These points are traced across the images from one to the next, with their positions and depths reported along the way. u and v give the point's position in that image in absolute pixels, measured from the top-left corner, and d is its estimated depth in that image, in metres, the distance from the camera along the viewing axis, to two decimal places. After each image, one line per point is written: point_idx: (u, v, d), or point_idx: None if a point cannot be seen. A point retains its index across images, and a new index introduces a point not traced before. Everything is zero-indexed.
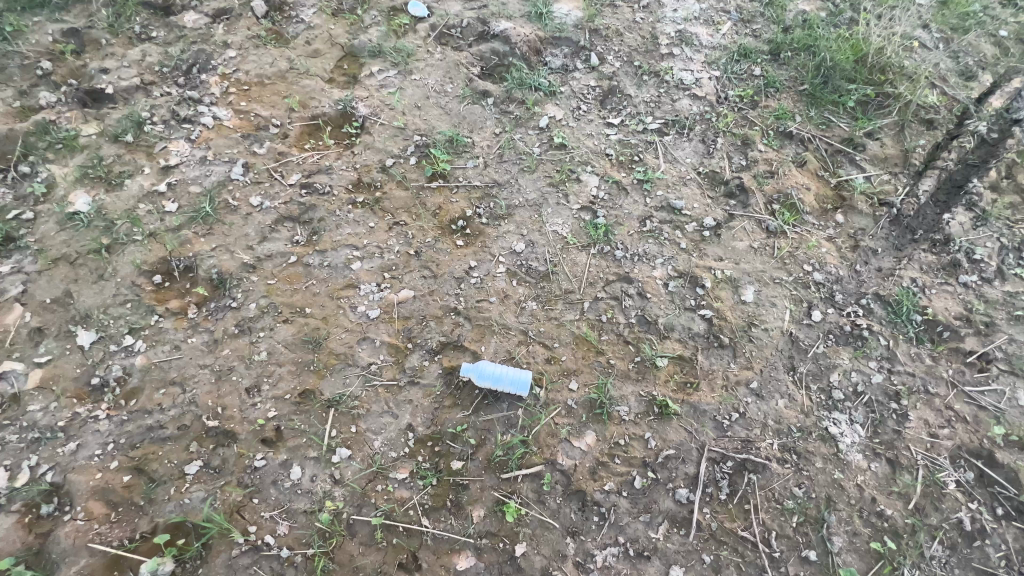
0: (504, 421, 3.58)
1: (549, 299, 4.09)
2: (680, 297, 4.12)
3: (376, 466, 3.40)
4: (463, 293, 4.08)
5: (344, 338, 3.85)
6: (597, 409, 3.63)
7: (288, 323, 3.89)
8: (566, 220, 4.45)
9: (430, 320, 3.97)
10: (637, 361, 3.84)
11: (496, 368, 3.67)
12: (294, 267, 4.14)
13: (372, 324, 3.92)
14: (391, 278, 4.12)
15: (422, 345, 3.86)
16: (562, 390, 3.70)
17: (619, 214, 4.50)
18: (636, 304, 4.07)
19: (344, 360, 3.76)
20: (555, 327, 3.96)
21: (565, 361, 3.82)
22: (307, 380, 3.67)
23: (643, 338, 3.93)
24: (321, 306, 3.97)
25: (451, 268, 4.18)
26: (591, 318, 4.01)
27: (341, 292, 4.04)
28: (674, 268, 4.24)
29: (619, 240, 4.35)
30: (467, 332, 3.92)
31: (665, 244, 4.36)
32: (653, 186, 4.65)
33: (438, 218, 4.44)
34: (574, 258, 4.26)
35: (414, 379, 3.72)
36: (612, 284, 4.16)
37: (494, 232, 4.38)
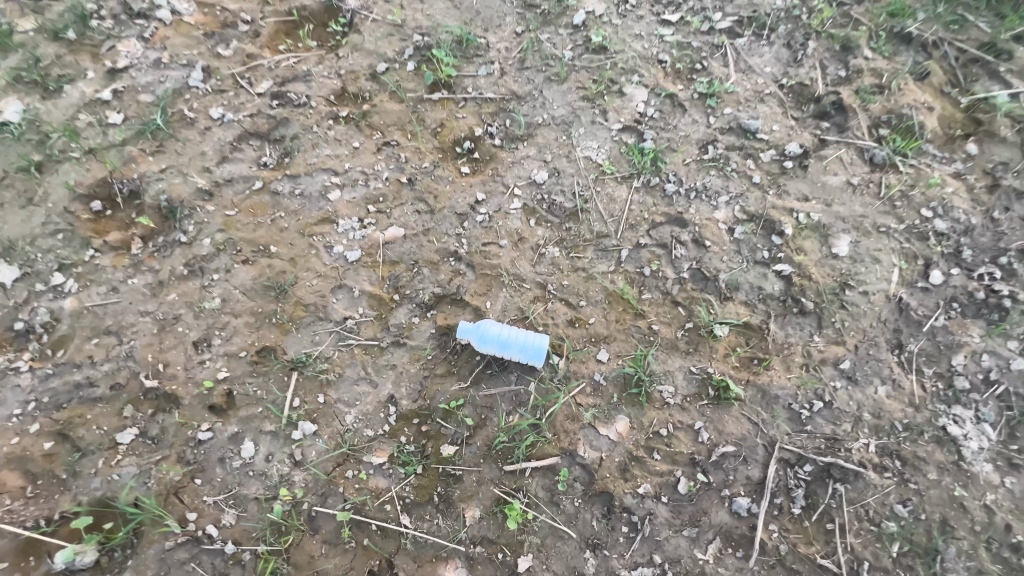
0: (511, 398, 2.79)
1: (576, 245, 3.17)
2: (749, 248, 3.14)
3: (347, 447, 2.70)
4: (466, 234, 3.21)
5: (315, 285, 3.07)
6: (632, 389, 2.79)
7: (249, 264, 3.13)
8: (603, 143, 3.45)
9: (423, 266, 3.13)
10: (689, 327, 2.94)
11: (503, 329, 2.85)
12: (259, 196, 3.33)
13: (351, 269, 3.11)
14: (376, 211, 3.27)
15: (411, 297, 3.05)
16: (588, 361, 2.86)
17: (673, 136, 3.46)
18: (689, 255, 3.11)
19: (314, 313, 3.00)
20: (581, 281, 3.07)
21: (593, 324, 2.95)
22: (267, 336, 2.94)
23: (698, 299, 3.01)
24: (289, 245, 3.18)
25: (453, 202, 3.29)
26: (630, 271, 3.09)
27: (314, 228, 3.22)
28: (743, 210, 3.24)
29: (672, 172, 3.34)
30: (468, 282, 3.08)
31: (732, 178, 3.33)
32: (719, 103, 3.55)
33: (440, 139, 3.50)
34: (611, 194, 3.29)
35: (400, 340, 2.94)
36: (659, 228, 3.19)
37: (510, 159, 3.43)
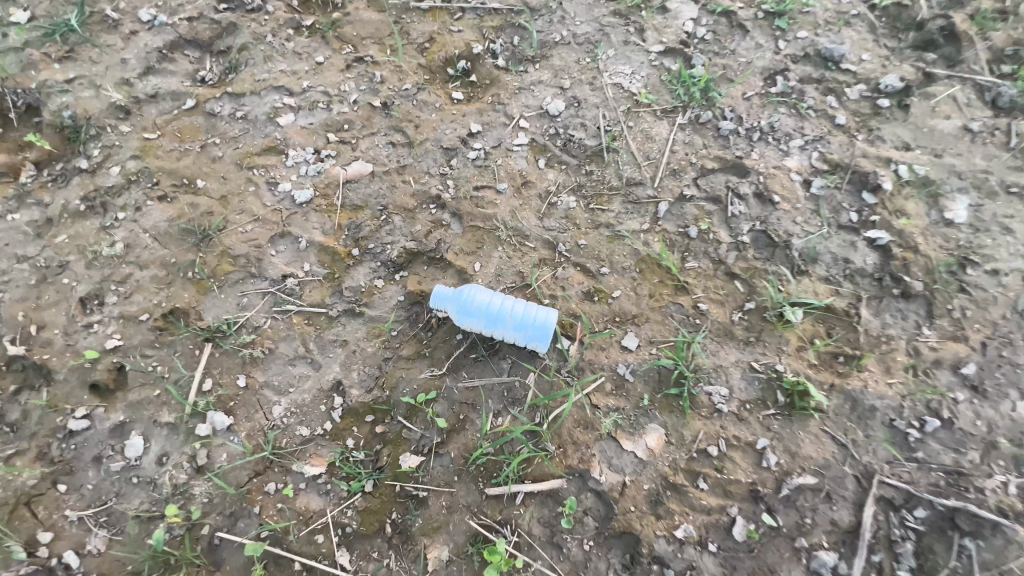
0: (501, 394, 2.03)
1: (599, 194, 2.38)
2: (831, 208, 2.33)
3: (271, 451, 1.95)
4: (453, 174, 2.42)
5: (249, 232, 2.31)
6: (670, 389, 2.01)
7: (166, 202, 2.38)
8: (638, 69, 2.65)
9: (394, 214, 2.36)
10: (749, 308, 2.15)
11: (497, 297, 2.07)
12: (190, 117, 2.58)
13: (298, 213, 2.35)
14: (338, 141, 2.50)
15: (375, 253, 2.28)
16: (610, 348, 2.08)
17: (730, 63, 2.65)
18: (750, 214, 2.31)
19: (245, 268, 2.24)
20: (604, 241, 2.28)
21: (618, 299, 2.17)
22: (179, 295, 2.19)
23: (762, 271, 2.21)
24: (221, 180, 2.42)
25: (438, 134, 2.52)
26: (670, 230, 2.30)
27: (256, 159, 2.47)
28: (822, 158, 2.43)
29: (728, 107, 2.54)
30: (452, 237, 2.31)
31: (808, 118, 2.52)
32: (791, 25, 2.73)
33: (427, 57, 2.71)
34: (647, 131, 2.49)
35: (356, 308, 2.18)
36: (710, 177, 2.39)
37: (516, 84, 2.64)
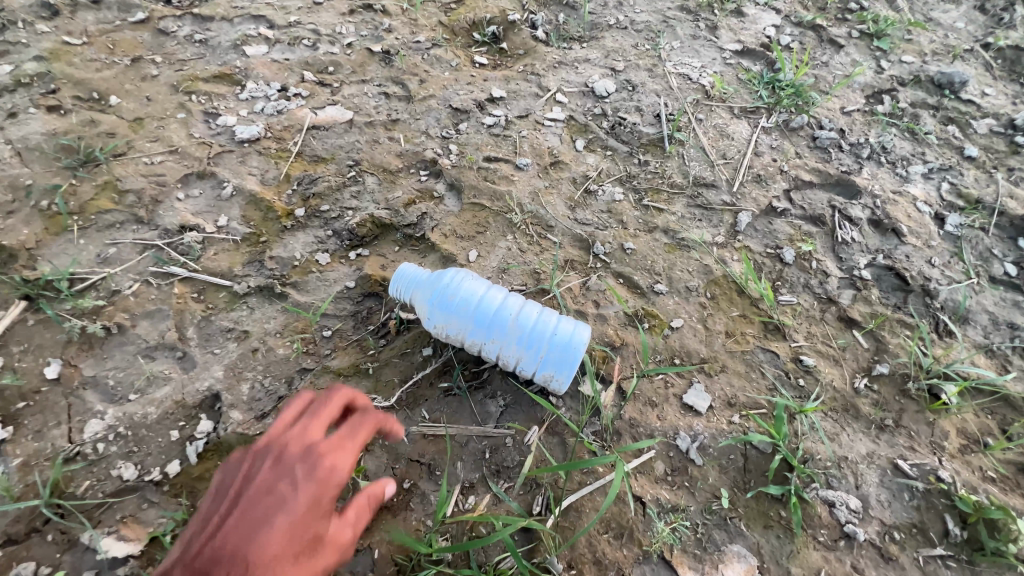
0: (479, 455, 1.21)
1: (655, 189, 1.71)
2: (977, 253, 1.66)
3: (50, 502, 1.08)
4: (460, 139, 1.78)
5: (156, 165, 1.61)
6: (765, 488, 1.18)
7: (56, 113, 1.69)
8: (709, 63, 2.12)
9: (368, 174, 1.67)
10: (880, 375, 1.38)
11: (498, 292, 1.32)
12: (134, 32, 1.98)
13: (234, 152, 1.67)
14: (315, 82, 1.89)
15: (328, 218, 1.57)
16: (664, 405, 1.29)
17: (823, 74, 2.13)
18: (867, 244, 1.63)
19: (131, 210, 1.51)
20: (660, 250, 1.57)
21: (677, 331, 1.42)
22: (14, 230, 1.43)
23: (894, 322, 1.48)
24: (144, 100, 1.77)
25: (448, 94, 1.91)
26: (754, 249, 1.60)
27: (200, 85, 1.83)
28: (954, 191, 1.80)
29: (825, 117, 1.96)
30: (443, 215, 1.61)
31: (928, 145, 1.94)
32: (893, 48, 2.25)
33: (450, 16, 2.19)
34: (721, 128, 1.89)
35: (277, 288, 1.41)
36: (806, 191, 1.75)
37: (555, 57, 2.09)
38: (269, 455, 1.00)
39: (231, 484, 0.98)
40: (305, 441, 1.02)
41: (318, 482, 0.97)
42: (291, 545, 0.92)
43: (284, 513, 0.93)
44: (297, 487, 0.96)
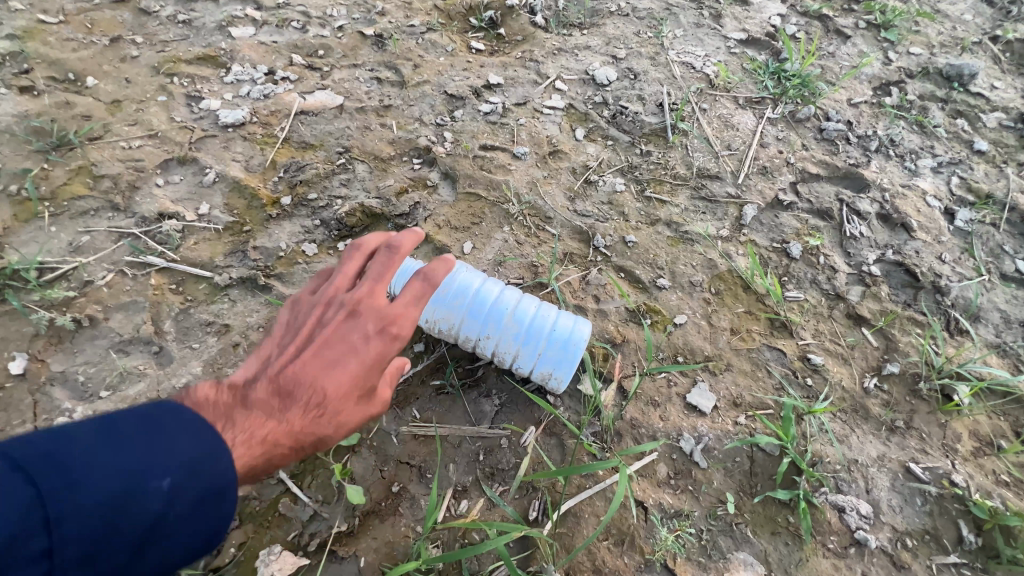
0: (473, 457, 1.15)
1: (657, 180, 1.65)
2: (988, 249, 1.61)
3: None
4: (455, 126, 1.71)
5: (135, 150, 1.53)
6: (773, 492, 1.13)
7: (29, 94, 1.61)
8: (713, 52, 2.06)
9: (358, 161, 1.60)
10: (891, 374, 1.33)
11: (494, 283, 1.24)
12: (114, 11, 1.89)
13: (217, 137, 1.59)
14: (304, 65, 1.81)
15: (316, 207, 1.49)
16: (667, 405, 1.23)
17: (829, 65, 2.07)
18: (876, 239, 1.58)
19: (106, 196, 1.43)
20: (662, 243, 1.51)
21: (681, 327, 1.36)
22: None
23: (904, 319, 1.42)
24: (123, 82, 1.68)
25: (444, 79, 1.84)
26: (760, 243, 1.54)
27: (183, 67, 1.75)
28: (964, 185, 1.75)
29: (832, 109, 1.90)
30: (437, 205, 1.54)
31: (937, 138, 1.88)
32: (900, 39, 2.20)
33: (446, 1, 2.11)
34: (726, 118, 1.83)
35: (260, 279, 1.34)
36: (813, 184, 1.69)
37: (555, 44, 2.02)
38: (339, 302, 1.03)
39: (304, 322, 1.03)
40: (372, 294, 1.03)
41: (382, 335, 1.00)
42: (353, 393, 0.98)
43: (351, 356, 0.98)
44: (362, 336, 0.99)
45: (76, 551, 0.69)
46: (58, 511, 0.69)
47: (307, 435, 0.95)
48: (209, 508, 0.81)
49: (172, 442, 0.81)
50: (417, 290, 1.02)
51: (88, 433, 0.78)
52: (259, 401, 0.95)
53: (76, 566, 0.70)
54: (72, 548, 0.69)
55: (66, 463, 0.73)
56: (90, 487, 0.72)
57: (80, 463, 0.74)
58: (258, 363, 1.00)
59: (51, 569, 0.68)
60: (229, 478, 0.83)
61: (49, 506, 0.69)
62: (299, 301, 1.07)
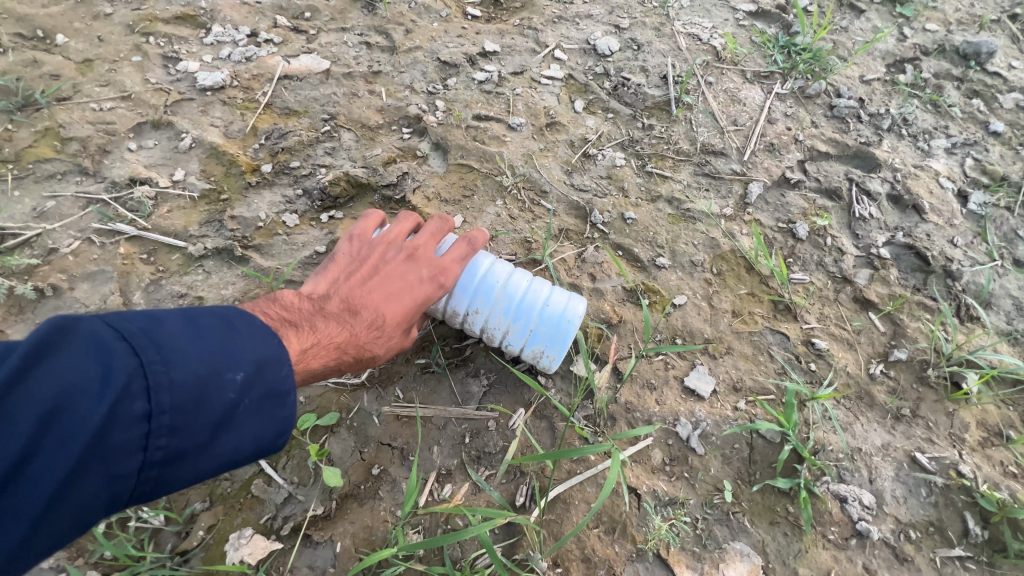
0: (459, 439, 1.09)
1: (659, 155, 1.57)
2: (1001, 234, 1.55)
3: None
4: (447, 95, 1.62)
5: (106, 112, 1.44)
6: (772, 480, 1.07)
7: None
8: (720, 24, 1.96)
9: (344, 129, 1.52)
10: (898, 360, 1.27)
11: (484, 255, 1.15)
12: None
13: (195, 101, 1.50)
14: (289, 28, 1.71)
15: (298, 176, 1.41)
16: (664, 388, 1.17)
17: (842, 40, 1.98)
18: (885, 220, 1.51)
19: (74, 159, 1.35)
20: (663, 220, 1.44)
21: (680, 308, 1.30)
22: None
23: (913, 304, 1.36)
24: (95, 41, 1.59)
25: (437, 46, 1.74)
26: (764, 223, 1.48)
27: (160, 26, 1.64)
28: (978, 168, 1.68)
29: (843, 85, 1.82)
30: (427, 176, 1.46)
31: (951, 118, 1.80)
32: (916, 15, 2.10)
33: None
34: (732, 93, 1.74)
35: (238, 250, 1.27)
36: (821, 163, 1.62)
37: (555, 12, 1.91)
38: (399, 242, 1.08)
39: (360, 258, 1.07)
40: (430, 244, 1.09)
41: (433, 283, 1.04)
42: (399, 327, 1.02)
43: (405, 292, 1.03)
44: (418, 277, 1.04)
45: (168, 421, 0.75)
46: (156, 383, 0.74)
47: (355, 355, 1.00)
48: (273, 407, 0.86)
49: (249, 339, 0.85)
50: (463, 249, 1.08)
51: (176, 320, 0.83)
52: (326, 313, 1.00)
53: (166, 435, 0.75)
54: (165, 418, 0.75)
55: (158, 341, 0.77)
56: (182, 365, 0.77)
57: (171, 345, 0.78)
58: (318, 287, 1.04)
59: (147, 434, 0.73)
60: (290, 383, 0.88)
61: (148, 375, 0.74)
62: (357, 233, 1.11)
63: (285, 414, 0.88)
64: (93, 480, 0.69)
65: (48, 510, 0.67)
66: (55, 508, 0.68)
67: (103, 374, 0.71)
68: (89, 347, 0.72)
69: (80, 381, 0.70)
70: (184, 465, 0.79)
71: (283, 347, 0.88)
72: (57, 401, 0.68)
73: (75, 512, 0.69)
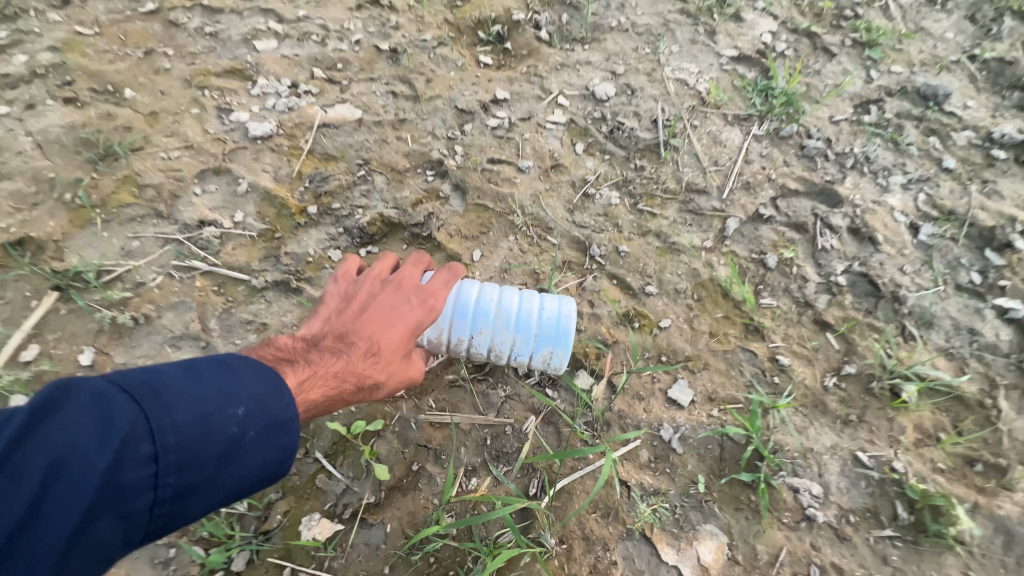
0: (482, 441, 1.33)
1: (649, 194, 1.80)
2: (946, 262, 1.78)
3: None
4: (464, 140, 1.85)
5: (173, 160, 1.68)
6: (737, 474, 1.32)
7: (74, 106, 1.75)
8: (706, 69, 2.19)
9: (377, 173, 1.75)
10: (848, 374, 1.51)
11: (478, 291, 1.38)
12: (145, 22, 2.01)
13: (248, 150, 1.74)
14: (324, 79, 1.95)
15: (338, 215, 1.65)
16: (651, 399, 1.41)
17: (813, 83, 2.21)
18: (845, 251, 1.75)
19: (150, 204, 1.59)
20: (652, 253, 1.68)
21: (665, 330, 1.53)
22: (40, 222, 1.51)
23: (864, 325, 1.60)
24: (158, 94, 1.82)
25: (454, 94, 1.97)
26: (739, 254, 1.71)
27: (213, 80, 1.88)
28: (930, 203, 1.91)
29: (814, 126, 2.05)
30: (449, 215, 1.70)
31: (909, 156, 2.04)
32: (883, 58, 2.33)
33: (456, 14, 2.22)
34: (714, 135, 1.98)
35: (293, 283, 1.51)
36: (791, 199, 1.85)
37: (558, 60, 2.15)
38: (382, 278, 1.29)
39: (348, 298, 1.26)
40: (410, 277, 1.29)
41: (420, 307, 1.24)
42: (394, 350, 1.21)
43: (394, 320, 1.22)
44: (404, 306, 1.24)
45: (174, 459, 0.91)
46: (160, 427, 0.91)
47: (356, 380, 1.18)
48: (272, 434, 1.04)
49: (241, 382, 1.03)
50: (442, 277, 1.29)
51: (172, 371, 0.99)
52: (323, 349, 1.19)
53: (173, 469, 0.92)
54: (171, 457, 0.91)
55: (158, 391, 0.94)
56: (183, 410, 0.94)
57: (169, 393, 0.95)
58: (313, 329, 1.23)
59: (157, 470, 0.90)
60: (291, 410, 1.06)
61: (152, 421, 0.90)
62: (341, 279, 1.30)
63: (285, 439, 1.07)
64: (109, 515, 0.85)
65: (70, 545, 0.81)
66: (75, 543, 0.82)
67: (109, 425, 0.86)
68: (95, 402, 0.87)
69: (85, 434, 0.85)
70: (193, 492, 0.96)
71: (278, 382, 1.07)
72: (66, 453, 0.82)
73: (94, 543, 0.84)
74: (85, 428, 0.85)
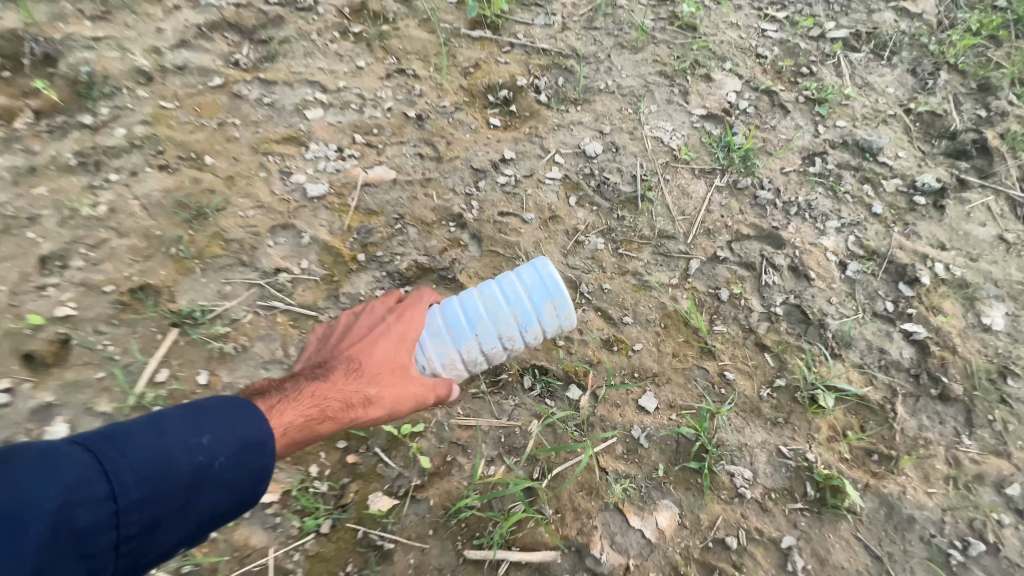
0: (498, 439, 1.78)
1: (629, 240, 2.24)
2: (867, 293, 2.22)
3: None
4: (479, 196, 2.29)
5: (250, 218, 2.11)
6: (688, 462, 1.78)
7: (166, 172, 2.17)
8: (680, 127, 2.61)
9: (410, 225, 2.19)
10: (779, 386, 1.96)
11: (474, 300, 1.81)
12: (213, 95, 2.39)
13: (308, 207, 2.18)
14: (364, 143, 2.38)
15: (382, 261, 2.11)
16: (625, 406, 1.87)
17: (769, 138, 2.63)
18: (784, 285, 2.19)
19: (236, 255, 2.03)
20: (629, 289, 2.12)
21: (638, 352, 1.98)
22: (154, 271, 1.95)
23: (795, 347, 2.05)
24: (232, 160, 2.25)
25: (470, 155, 2.40)
26: (700, 289, 2.15)
27: (275, 146, 2.32)
28: (858, 243, 2.35)
29: (766, 178, 2.48)
30: (468, 260, 2.15)
31: (845, 202, 2.47)
32: (830, 113, 2.74)
33: (469, 80, 2.64)
34: (683, 187, 2.41)
35: None
36: (744, 243, 2.29)
37: (556, 120, 2.58)
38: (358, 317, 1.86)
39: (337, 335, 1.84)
40: (379, 309, 1.85)
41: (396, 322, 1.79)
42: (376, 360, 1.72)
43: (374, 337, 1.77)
44: (382, 325, 1.79)
45: (130, 490, 1.30)
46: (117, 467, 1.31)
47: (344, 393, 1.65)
48: (223, 457, 1.43)
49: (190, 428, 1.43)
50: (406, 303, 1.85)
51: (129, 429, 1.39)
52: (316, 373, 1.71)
53: (131, 498, 1.30)
54: (126, 488, 1.30)
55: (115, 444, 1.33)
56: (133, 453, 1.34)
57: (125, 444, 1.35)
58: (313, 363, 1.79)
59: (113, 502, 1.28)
60: (255, 433, 1.48)
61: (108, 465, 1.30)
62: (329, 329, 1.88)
63: (246, 457, 1.46)
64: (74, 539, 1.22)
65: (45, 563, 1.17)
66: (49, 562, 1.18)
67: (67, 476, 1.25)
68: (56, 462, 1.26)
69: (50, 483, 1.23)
70: (154, 514, 1.34)
71: (243, 411, 1.50)
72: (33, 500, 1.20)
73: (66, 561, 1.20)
74: (51, 479, 1.23)
